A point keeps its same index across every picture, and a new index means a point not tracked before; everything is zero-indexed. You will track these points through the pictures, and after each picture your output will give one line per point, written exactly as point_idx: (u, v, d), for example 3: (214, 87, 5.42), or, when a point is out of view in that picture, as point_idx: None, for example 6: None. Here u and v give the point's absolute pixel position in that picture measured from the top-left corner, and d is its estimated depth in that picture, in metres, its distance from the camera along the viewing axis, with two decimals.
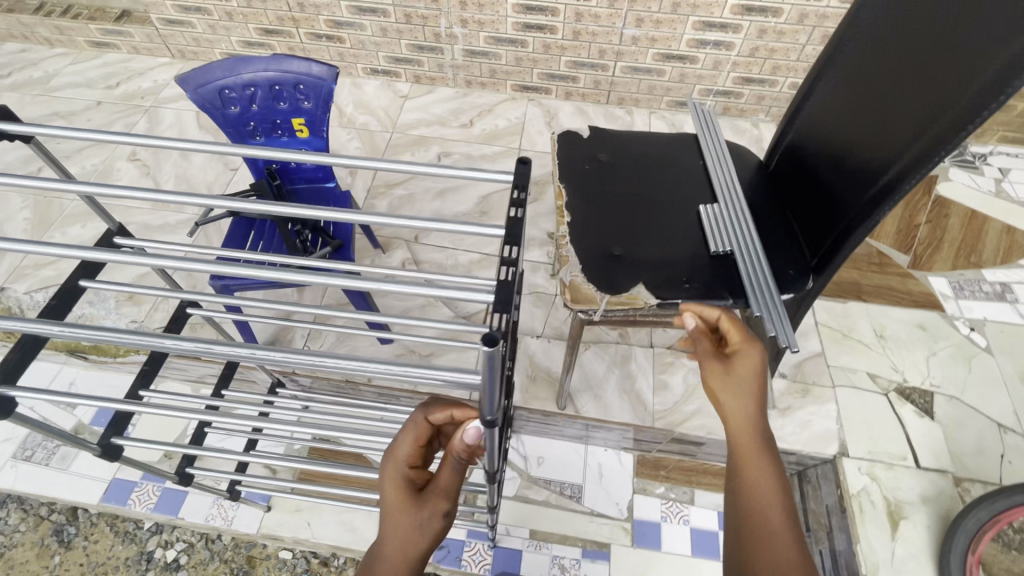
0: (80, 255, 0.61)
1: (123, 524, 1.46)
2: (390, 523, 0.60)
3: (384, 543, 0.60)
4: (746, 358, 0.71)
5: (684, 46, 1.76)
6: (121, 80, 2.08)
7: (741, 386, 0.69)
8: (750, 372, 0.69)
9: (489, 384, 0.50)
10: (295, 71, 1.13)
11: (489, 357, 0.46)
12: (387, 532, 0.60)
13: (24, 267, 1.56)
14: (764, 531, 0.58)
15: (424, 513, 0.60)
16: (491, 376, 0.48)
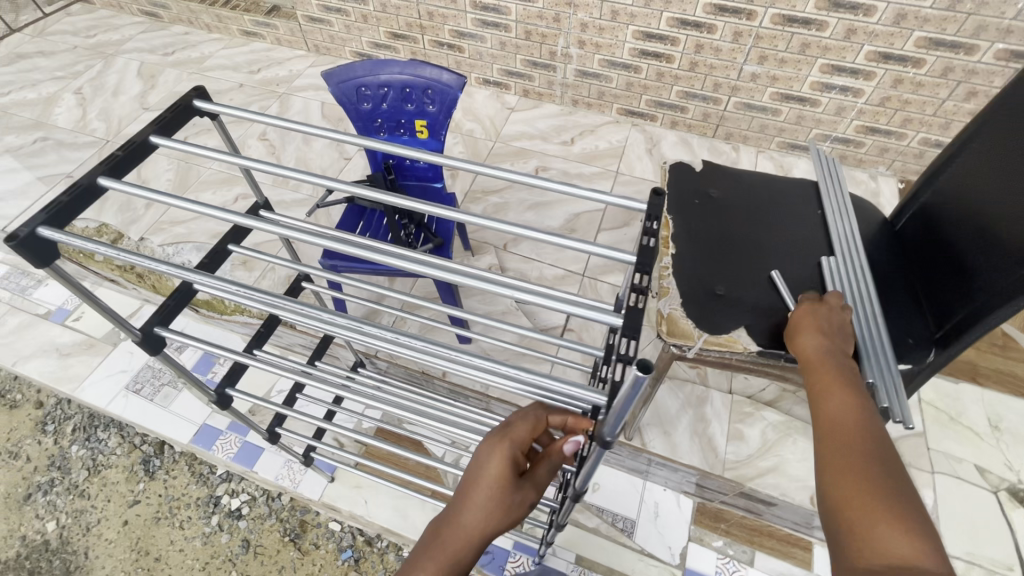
0: (232, 220, 0.67)
1: (199, 466, 1.59)
2: (480, 497, 0.60)
3: (468, 510, 0.60)
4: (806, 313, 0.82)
5: (807, 88, 1.69)
6: (262, 66, 2.30)
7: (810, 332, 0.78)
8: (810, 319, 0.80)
9: (623, 409, 0.43)
10: (426, 77, 1.20)
11: (638, 387, 0.39)
12: (473, 502, 0.60)
13: (162, 223, 1.76)
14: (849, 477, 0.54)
15: (518, 497, 0.61)
16: (627, 407, 0.41)
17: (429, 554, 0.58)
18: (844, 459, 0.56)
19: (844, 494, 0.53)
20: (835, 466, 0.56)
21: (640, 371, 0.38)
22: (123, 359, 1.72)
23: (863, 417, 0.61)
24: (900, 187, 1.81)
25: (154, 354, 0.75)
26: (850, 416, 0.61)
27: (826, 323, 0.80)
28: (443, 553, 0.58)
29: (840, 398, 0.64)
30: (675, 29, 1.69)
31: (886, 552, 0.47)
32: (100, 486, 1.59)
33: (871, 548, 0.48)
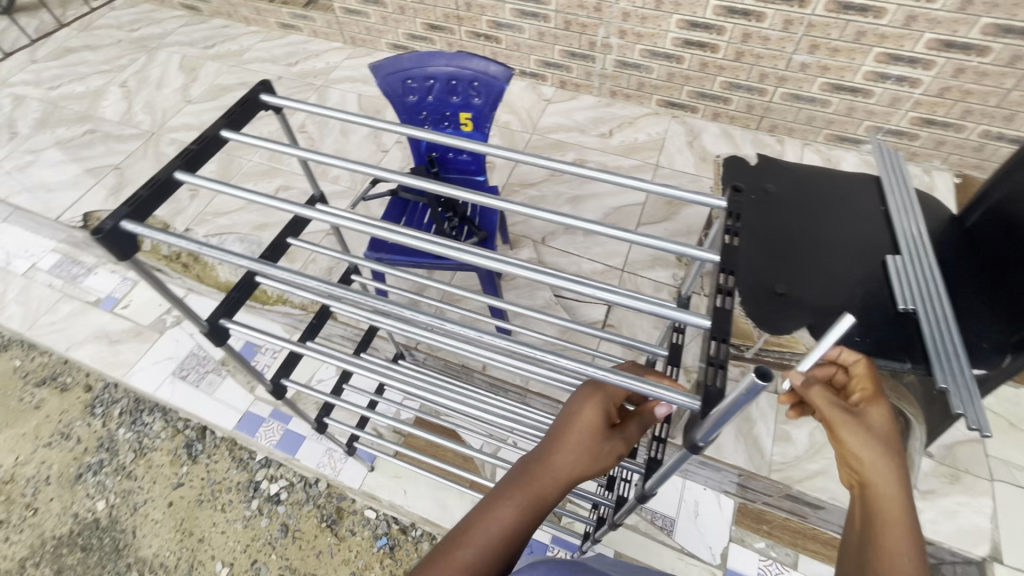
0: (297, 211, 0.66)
1: (240, 451, 1.64)
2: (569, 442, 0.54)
3: (554, 455, 0.53)
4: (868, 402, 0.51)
5: (860, 78, 1.63)
6: (300, 59, 2.32)
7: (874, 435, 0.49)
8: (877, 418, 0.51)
9: (726, 412, 0.40)
10: (473, 69, 1.19)
11: (751, 395, 0.37)
12: (561, 450, 0.54)
13: (206, 214, 1.80)
14: None
15: (608, 446, 0.55)
16: (732, 413, 0.39)
17: (509, 496, 0.51)
18: None
19: None
20: None
21: (757, 379, 0.36)
22: (169, 347, 1.77)
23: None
24: (957, 182, 1.73)
25: (219, 345, 0.76)
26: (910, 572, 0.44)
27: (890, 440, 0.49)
28: (522, 497, 0.51)
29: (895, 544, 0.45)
30: (722, 18, 1.64)
31: None
32: (146, 468, 1.64)
33: None
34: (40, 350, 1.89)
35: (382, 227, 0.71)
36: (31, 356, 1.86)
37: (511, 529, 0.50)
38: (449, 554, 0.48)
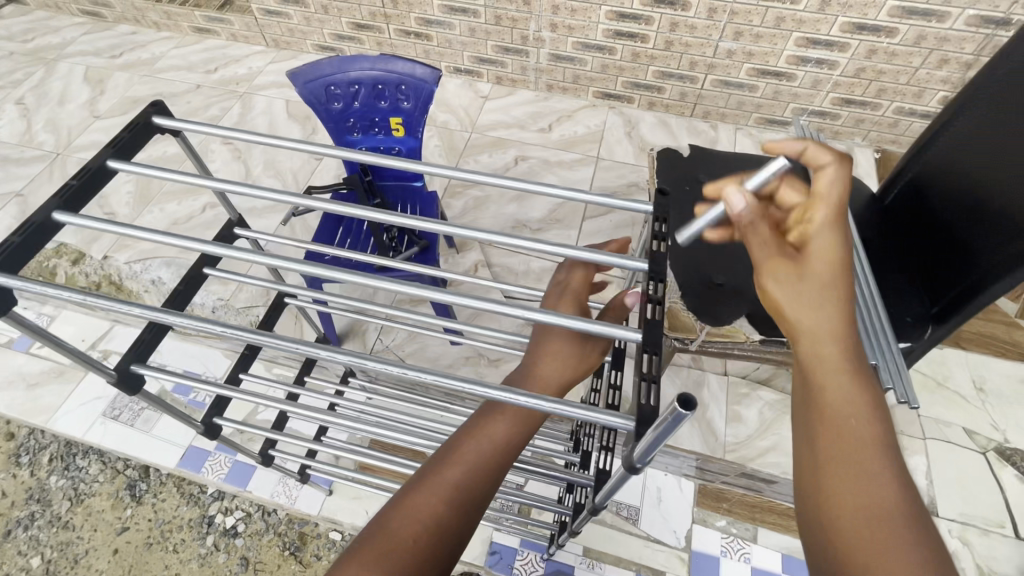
0: (183, 244, 0.57)
1: (188, 487, 1.52)
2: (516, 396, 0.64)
3: (544, 369, 0.65)
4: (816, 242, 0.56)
5: (783, 62, 1.68)
6: (219, 65, 2.19)
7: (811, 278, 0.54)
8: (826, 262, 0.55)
9: (658, 436, 0.39)
10: (398, 72, 1.15)
11: (678, 420, 0.36)
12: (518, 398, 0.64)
13: (126, 239, 1.67)
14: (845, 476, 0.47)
15: (589, 347, 0.68)
16: (663, 437, 0.39)
17: (503, 410, 0.60)
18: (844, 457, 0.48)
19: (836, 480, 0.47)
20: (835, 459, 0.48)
21: (680, 407, 0.35)
22: (96, 385, 1.64)
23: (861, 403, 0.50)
24: (877, 157, 1.82)
25: (134, 393, 0.70)
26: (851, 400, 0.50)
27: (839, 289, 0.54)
28: (510, 421, 0.60)
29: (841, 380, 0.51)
30: (649, 8, 1.65)
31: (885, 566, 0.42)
32: (85, 516, 1.51)
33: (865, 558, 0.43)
34: None
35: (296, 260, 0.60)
36: None
37: (505, 437, 0.59)
38: (433, 477, 0.54)
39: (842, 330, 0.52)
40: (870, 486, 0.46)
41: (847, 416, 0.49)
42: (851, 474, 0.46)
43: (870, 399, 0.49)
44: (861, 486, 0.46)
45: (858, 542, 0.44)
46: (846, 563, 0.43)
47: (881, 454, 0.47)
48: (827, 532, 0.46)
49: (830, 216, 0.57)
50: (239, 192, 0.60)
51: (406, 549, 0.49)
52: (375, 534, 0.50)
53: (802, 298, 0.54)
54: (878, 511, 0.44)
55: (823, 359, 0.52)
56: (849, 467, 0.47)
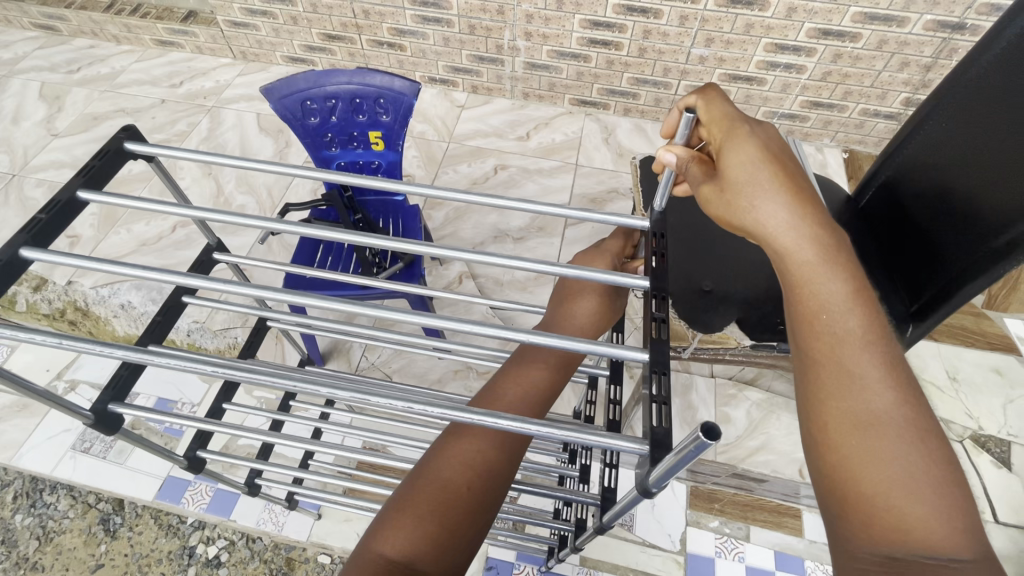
0: (159, 277, 0.54)
1: (167, 517, 1.45)
2: (513, 386, 0.62)
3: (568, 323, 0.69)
4: (733, 156, 0.52)
5: (753, 67, 1.72)
6: (185, 79, 2.12)
7: (749, 191, 0.51)
8: (745, 165, 0.52)
9: (674, 466, 0.40)
10: (376, 85, 1.13)
11: (699, 449, 0.37)
12: (515, 379, 0.63)
13: None
14: (835, 381, 0.44)
15: (617, 304, 0.72)
16: (680, 464, 0.39)
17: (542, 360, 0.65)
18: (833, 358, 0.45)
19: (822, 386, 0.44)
20: (821, 362, 0.45)
21: (702, 436, 0.36)
22: (64, 418, 1.56)
23: (841, 298, 0.47)
24: (845, 157, 1.88)
25: (115, 435, 0.67)
26: (832, 295, 0.47)
27: (788, 183, 0.51)
28: (548, 371, 0.64)
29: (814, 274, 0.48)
30: (622, 16, 1.67)
31: (873, 476, 0.40)
32: (56, 555, 1.43)
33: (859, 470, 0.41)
34: None
35: (280, 290, 0.57)
36: None
37: (548, 376, 0.64)
38: (468, 430, 0.57)
39: (803, 226, 0.49)
40: (861, 393, 0.43)
41: (831, 323, 0.46)
42: (838, 382, 0.44)
43: (850, 297, 0.47)
44: (848, 393, 0.43)
45: (848, 454, 0.41)
46: (841, 478, 0.41)
47: (869, 356, 0.44)
48: (816, 442, 0.43)
49: (746, 123, 0.55)
50: (211, 219, 0.57)
51: (455, 497, 0.52)
52: (420, 487, 0.52)
53: (758, 213, 0.50)
54: (870, 418, 0.42)
55: (798, 268, 0.48)
56: (837, 375, 0.44)
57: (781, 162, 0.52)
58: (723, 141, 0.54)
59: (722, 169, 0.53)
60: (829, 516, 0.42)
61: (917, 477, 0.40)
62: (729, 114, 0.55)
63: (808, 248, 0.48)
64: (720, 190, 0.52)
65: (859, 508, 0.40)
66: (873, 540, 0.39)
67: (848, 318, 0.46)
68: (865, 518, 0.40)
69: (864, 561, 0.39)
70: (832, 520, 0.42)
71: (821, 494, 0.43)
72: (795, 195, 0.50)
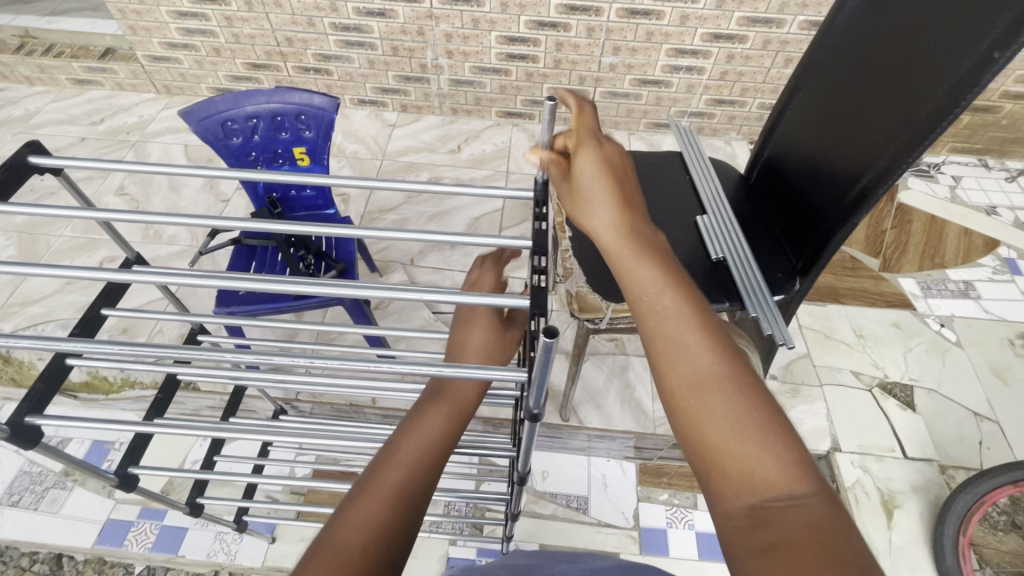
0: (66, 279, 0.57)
1: (111, 570, 1.36)
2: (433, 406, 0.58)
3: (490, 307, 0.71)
4: (586, 163, 0.61)
5: (659, 71, 1.87)
6: (106, 116, 2.08)
7: (594, 194, 0.59)
8: (593, 173, 0.60)
9: (540, 373, 0.49)
10: (296, 102, 1.17)
11: (548, 348, 0.44)
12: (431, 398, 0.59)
13: (11, 305, 1.54)
14: (667, 353, 0.47)
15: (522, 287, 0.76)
16: (544, 368, 0.48)
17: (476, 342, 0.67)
18: (662, 333, 0.48)
19: (659, 362, 0.47)
20: (654, 339, 0.48)
21: (546, 336, 0.43)
22: None
23: (658, 277, 0.51)
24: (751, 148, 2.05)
25: (34, 448, 0.67)
26: (649, 276, 0.51)
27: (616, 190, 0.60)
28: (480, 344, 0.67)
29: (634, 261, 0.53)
30: (534, 31, 1.78)
31: (712, 433, 0.42)
32: None
33: (702, 430, 0.43)
34: None
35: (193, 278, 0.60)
36: None
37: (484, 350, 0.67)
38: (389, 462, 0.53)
39: (626, 221, 0.57)
40: (689, 357, 0.46)
41: (652, 302, 0.49)
42: (667, 354, 0.47)
43: (664, 274, 0.51)
44: (687, 360, 0.46)
45: (695, 418, 0.43)
46: (692, 440, 0.43)
47: (690, 323, 0.48)
48: (671, 416, 0.45)
49: (599, 139, 0.64)
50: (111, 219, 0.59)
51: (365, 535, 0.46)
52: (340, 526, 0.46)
53: (592, 216, 0.59)
54: (700, 378, 0.45)
55: (620, 258, 0.54)
56: (665, 347, 0.47)
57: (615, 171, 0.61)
58: (579, 150, 0.62)
59: (574, 174, 0.62)
60: (700, 481, 0.44)
61: (749, 422, 0.42)
62: (591, 129, 0.64)
63: (626, 237, 0.54)
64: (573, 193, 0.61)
65: (718, 465, 0.42)
66: (736, 491, 0.40)
67: (664, 292, 0.50)
68: (725, 472, 0.41)
69: (736, 515, 0.40)
70: (701, 486, 0.43)
71: (688, 462, 0.45)
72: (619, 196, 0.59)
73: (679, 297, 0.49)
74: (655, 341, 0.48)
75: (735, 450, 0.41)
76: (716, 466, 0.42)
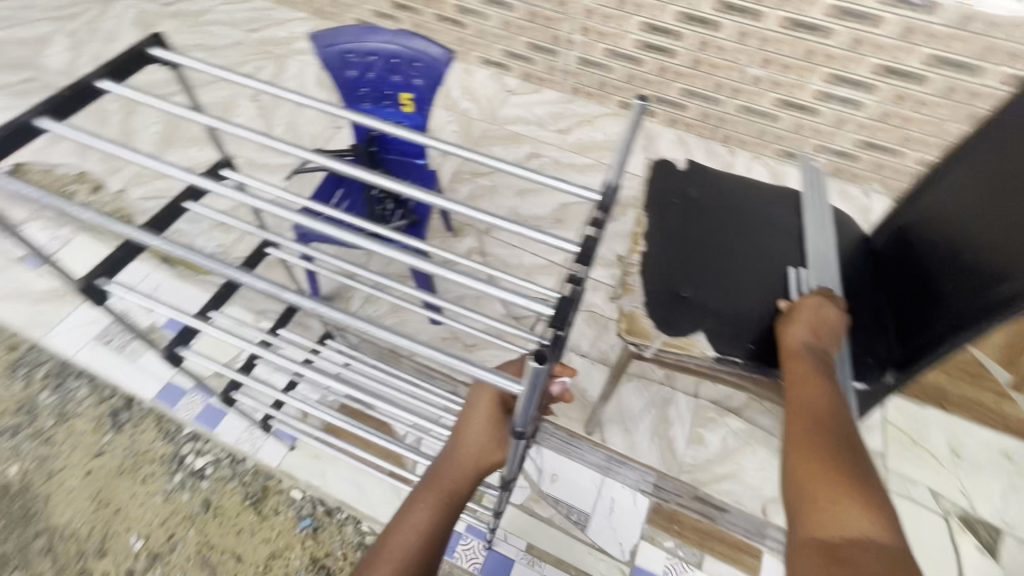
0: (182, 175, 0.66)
1: (166, 424, 1.56)
2: (467, 446, 0.70)
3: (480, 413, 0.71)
4: (802, 304, 0.87)
5: (809, 96, 1.66)
6: (262, 26, 2.25)
7: (802, 325, 0.84)
8: (807, 309, 0.85)
9: (529, 396, 0.54)
10: (414, 49, 1.18)
11: (537, 373, 0.50)
12: (468, 432, 0.70)
13: (144, 176, 1.74)
14: (805, 427, 0.68)
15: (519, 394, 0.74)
16: (533, 393, 0.53)
17: (473, 431, 0.70)
18: (805, 418, 0.70)
19: (796, 433, 0.68)
20: (799, 419, 0.70)
21: (536, 362, 0.49)
22: (96, 311, 1.71)
23: (822, 390, 0.74)
24: (891, 206, 1.78)
25: (98, 304, 0.76)
26: (815, 386, 0.74)
27: (823, 328, 0.84)
28: (479, 418, 0.70)
29: (809, 375, 0.76)
30: (681, 24, 1.65)
31: (817, 478, 0.61)
32: (66, 433, 1.56)
33: (809, 476, 0.62)
34: None
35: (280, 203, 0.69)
36: None
37: (482, 435, 0.70)
38: (432, 486, 0.69)
39: (814, 351, 0.81)
40: (820, 431, 0.67)
41: (807, 399, 0.73)
42: (804, 428, 0.68)
43: (825, 390, 0.74)
44: (816, 434, 0.67)
45: (804, 466, 0.63)
46: (799, 482, 0.62)
47: (831, 420, 0.69)
48: (788, 466, 0.65)
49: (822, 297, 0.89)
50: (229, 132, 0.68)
51: (408, 549, 0.64)
52: (387, 538, 0.66)
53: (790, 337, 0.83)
54: (822, 445, 0.65)
55: (795, 368, 0.78)
56: (806, 424, 0.69)
57: (824, 317, 0.85)
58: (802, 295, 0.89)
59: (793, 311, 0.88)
60: (793, 515, 0.61)
61: (848, 481, 0.59)
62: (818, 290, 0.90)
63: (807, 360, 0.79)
64: (786, 320, 0.86)
65: (817, 512, 0.58)
66: (817, 516, 0.58)
67: (822, 397, 0.72)
68: (814, 506, 0.59)
69: (808, 530, 0.57)
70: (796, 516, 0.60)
71: (791, 503, 0.62)
72: (820, 331, 0.83)
73: (831, 407, 0.71)
74: (802, 422, 0.70)
75: (831, 496, 0.58)
76: (809, 499, 0.60)
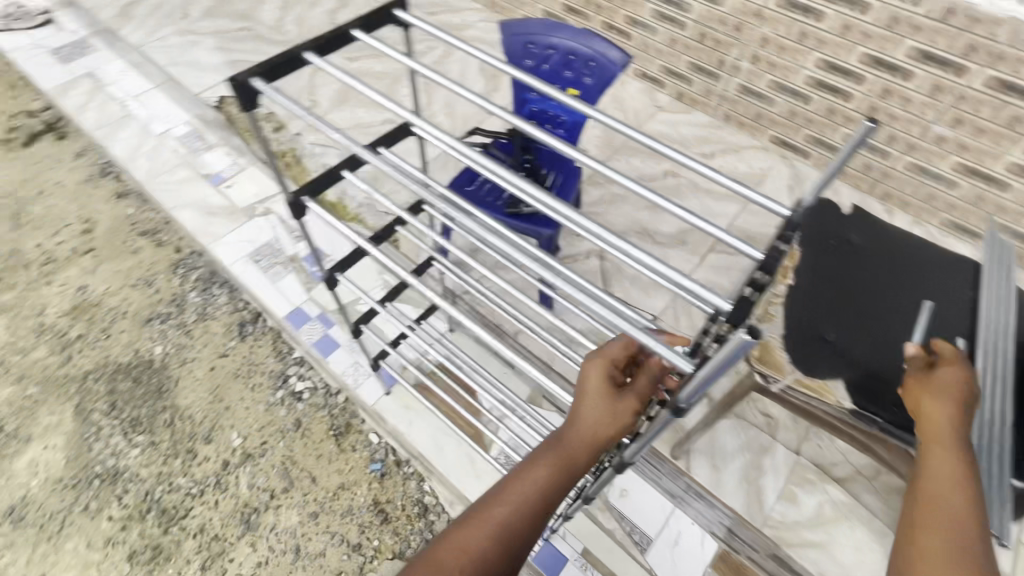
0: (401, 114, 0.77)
1: (280, 344, 1.82)
2: (586, 411, 0.68)
3: (595, 380, 0.70)
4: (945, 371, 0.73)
5: (1000, 168, 1.50)
6: (440, 10, 2.44)
7: (940, 394, 0.71)
8: (950, 379, 0.72)
9: (708, 371, 0.54)
10: (593, 49, 1.23)
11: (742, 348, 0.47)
12: (583, 397, 0.69)
13: (318, 126, 1.97)
14: (924, 523, 0.61)
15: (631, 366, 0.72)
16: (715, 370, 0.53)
17: (588, 396, 0.69)
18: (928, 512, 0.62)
19: (913, 527, 0.62)
20: (919, 512, 0.63)
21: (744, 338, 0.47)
22: (253, 232, 1.94)
23: (960, 479, 0.64)
24: None
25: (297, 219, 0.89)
26: (949, 472, 0.64)
27: (963, 395, 0.70)
28: (594, 383, 0.69)
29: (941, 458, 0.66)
30: (865, 67, 1.56)
31: None
32: (202, 332, 1.87)
33: None
34: (150, 206, 2.15)
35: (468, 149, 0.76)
36: (143, 210, 2.14)
37: (598, 402, 0.68)
38: (550, 447, 0.67)
39: (957, 427, 0.68)
40: (944, 532, 0.59)
41: (932, 488, 0.64)
42: (923, 524, 0.61)
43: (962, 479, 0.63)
44: (937, 537, 0.59)
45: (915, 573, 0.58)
46: None
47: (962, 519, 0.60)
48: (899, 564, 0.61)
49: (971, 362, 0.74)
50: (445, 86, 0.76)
51: (524, 500, 0.63)
52: (503, 488, 0.64)
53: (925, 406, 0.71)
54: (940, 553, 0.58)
55: (926, 447, 0.68)
56: (926, 517, 0.62)
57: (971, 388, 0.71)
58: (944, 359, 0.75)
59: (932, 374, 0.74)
60: None
61: None
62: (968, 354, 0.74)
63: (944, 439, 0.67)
64: (920, 384, 0.74)
65: None
66: None
67: (955, 490, 0.63)
68: None
69: None
70: None
71: None
72: (966, 404, 0.70)
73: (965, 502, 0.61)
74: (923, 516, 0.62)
75: None
76: None
